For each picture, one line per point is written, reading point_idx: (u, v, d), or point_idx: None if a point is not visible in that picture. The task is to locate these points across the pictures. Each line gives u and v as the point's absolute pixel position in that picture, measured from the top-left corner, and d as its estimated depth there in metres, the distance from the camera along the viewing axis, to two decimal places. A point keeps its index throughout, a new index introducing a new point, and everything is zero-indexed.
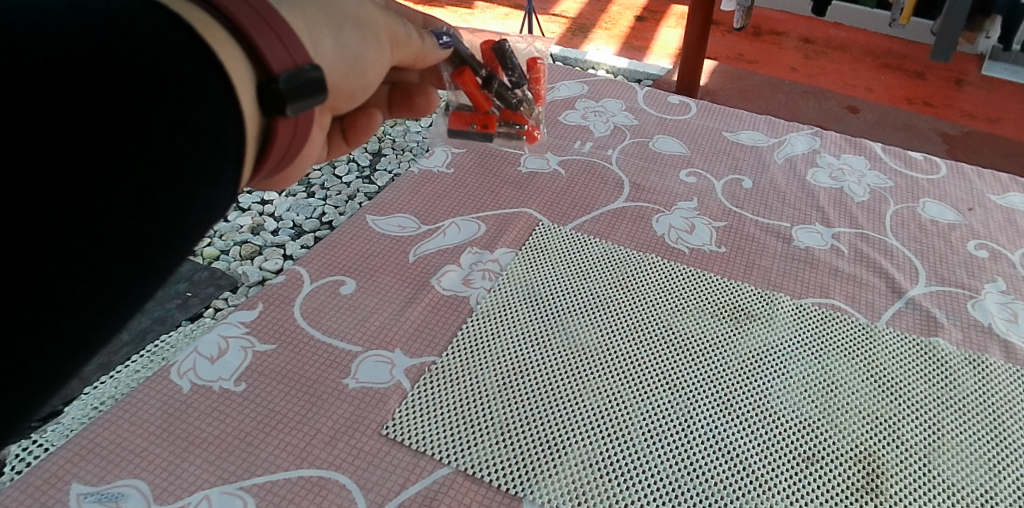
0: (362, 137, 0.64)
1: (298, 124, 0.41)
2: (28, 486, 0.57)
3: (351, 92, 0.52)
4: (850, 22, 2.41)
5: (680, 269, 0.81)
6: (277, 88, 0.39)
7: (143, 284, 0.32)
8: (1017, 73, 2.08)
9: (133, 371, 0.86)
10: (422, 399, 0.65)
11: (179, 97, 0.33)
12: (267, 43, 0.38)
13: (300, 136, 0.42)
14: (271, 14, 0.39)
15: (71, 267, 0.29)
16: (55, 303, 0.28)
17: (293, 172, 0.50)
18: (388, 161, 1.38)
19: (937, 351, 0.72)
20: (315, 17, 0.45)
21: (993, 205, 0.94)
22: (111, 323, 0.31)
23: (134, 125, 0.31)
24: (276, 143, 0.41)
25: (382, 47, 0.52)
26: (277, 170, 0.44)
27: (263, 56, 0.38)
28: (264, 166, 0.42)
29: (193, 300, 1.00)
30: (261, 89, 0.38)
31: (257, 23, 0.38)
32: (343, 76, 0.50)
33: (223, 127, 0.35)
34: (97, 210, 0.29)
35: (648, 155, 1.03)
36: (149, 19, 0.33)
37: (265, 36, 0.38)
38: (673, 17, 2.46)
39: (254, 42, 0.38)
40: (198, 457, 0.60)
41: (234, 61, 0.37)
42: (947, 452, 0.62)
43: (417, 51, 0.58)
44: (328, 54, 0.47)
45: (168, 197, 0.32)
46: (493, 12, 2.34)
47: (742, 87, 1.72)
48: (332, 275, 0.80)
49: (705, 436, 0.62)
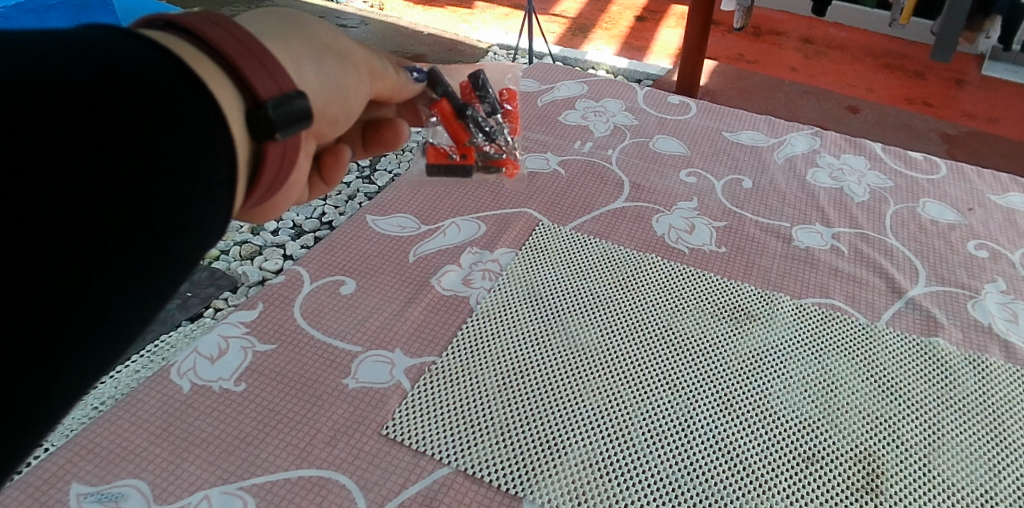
0: (338, 173, 0.56)
1: (287, 148, 0.41)
2: (28, 486, 0.57)
3: (335, 118, 0.50)
4: (850, 23, 2.41)
5: (680, 269, 0.81)
6: (266, 114, 0.38)
7: (140, 308, 0.32)
8: (1017, 73, 2.08)
9: (133, 371, 0.86)
10: (421, 398, 0.65)
11: (172, 125, 0.33)
12: (253, 73, 0.39)
13: (288, 162, 0.42)
14: (256, 47, 0.40)
15: (69, 294, 0.29)
16: (55, 329, 0.28)
17: (280, 203, 0.47)
18: (388, 162, 1.38)
19: (937, 351, 0.72)
20: (296, 45, 0.45)
21: (993, 205, 0.94)
22: (109, 345, 0.31)
23: (128, 153, 0.31)
24: (267, 169, 0.40)
25: (366, 76, 0.51)
26: (266, 197, 0.43)
27: (250, 84, 0.38)
28: (254, 193, 0.41)
29: (193, 300, 1.00)
30: (250, 114, 0.38)
31: (242, 53, 0.39)
32: (326, 103, 0.48)
33: (215, 152, 0.35)
34: (93, 236, 0.30)
35: (648, 156, 1.03)
36: (139, 49, 0.34)
37: (252, 67, 0.39)
38: (672, 17, 2.46)
39: (241, 73, 0.38)
40: (198, 457, 0.60)
41: (222, 88, 0.37)
42: (947, 452, 0.62)
43: (394, 85, 0.57)
44: (310, 83, 0.46)
45: (163, 222, 0.32)
46: (493, 12, 2.35)
47: (742, 86, 1.72)
48: (332, 275, 0.80)
49: (705, 436, 0.62)
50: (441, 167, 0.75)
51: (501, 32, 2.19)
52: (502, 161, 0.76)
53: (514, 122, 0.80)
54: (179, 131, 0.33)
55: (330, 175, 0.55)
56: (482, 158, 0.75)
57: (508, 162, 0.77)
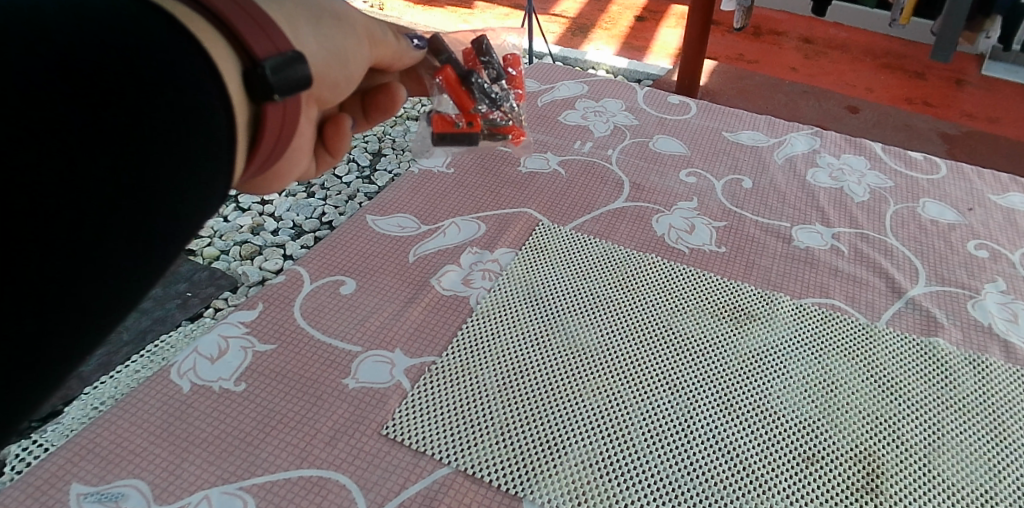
0: (343, 143, 0.54)
1: (287, 109, 0.40)
2: (28, 486, 0.57)
3: (335, 82, 0.49)
4: (850, 22, 2.41)
5: (680, 269, 0.81)
6: (263, 74, 0.37)
7: (145, 274, 0.32)
8: (1017, 73, 2.08)
9: (133, 371, 0.86)
10: (421, 399, 0.65)
11: (169, 86, 0.32)
12: (249, 31, 0.37)
13: (290, 126, 0.41)
14: (254, 8, 0.38)
15: (64, 259, 0.28)
16: (56, 289, 0.28)
17: (283, 170, 0.46)
18: (389, 161, 1.38)
19: (938, 351, 0.72)
20: (293, 10, 0.44)
21: (993, 205, 0.94)
22: (115, 315, 0.31)
23: (129, 109, 0.31)
24: (267, 132, 0.39)
25: (365, 40, 0.51)
26: (267, 164, 0.41)
27: (245, 41, 0.37)
28: (255, 160, 0.40)
29: (193, 300, 1.00)
30: (247, 75, 0.37)
31: (241, 16, 0.37)
32: (325, 67, 0.47)
33: (214, 117, 0.34)
34: (92, 198, 0.29)
35: (648, 155, 1.03)
36: (138, 10, 0.33)
37: (246, 24, 0.37)
38: (672, 17, 2.46)
39: (236, 31, 0.37)
40: (198, 457, 0.60)
41: (216, 47, 0.36)
42: (947, 452, 0.62)
43: (395, 51, 0.57)
44: (309, 47, 0.45)
45: (164, 187, 0.32)
46: (493, 12, 2.35)
47: (742, 87, 1.72)
48: (332, 275, 0.80)
49: (705, 436, 0.62)
50: (448, 136, 0.77)
51: None
52: (507, 129, 0.77)
53: (519, 87, 0.82)
54: (175, 86, 0.33)
55: (335, 145, 0.54)
56: (487, 125, 0.76)
57: (514, 129, 0.79)
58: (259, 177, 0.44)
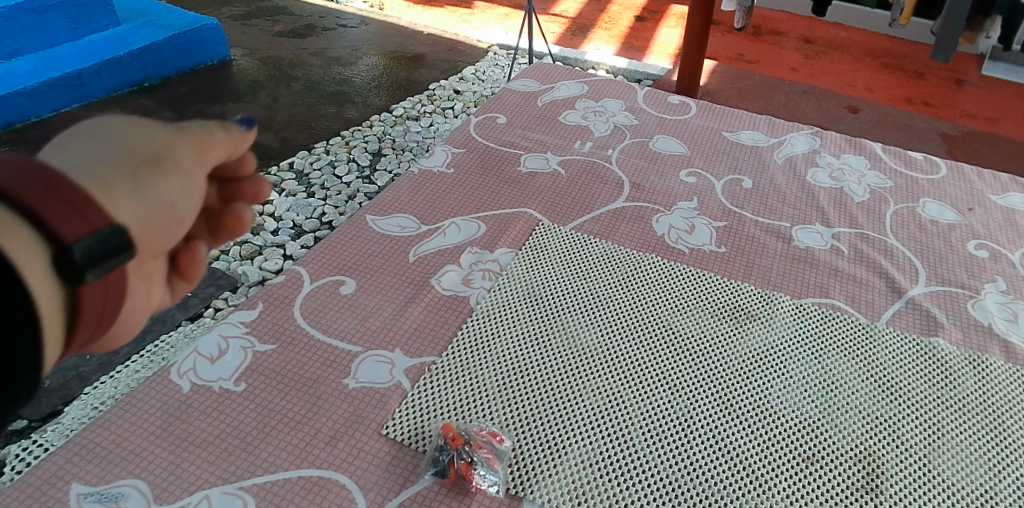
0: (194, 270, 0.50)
1: (99, 290, 0.38)
2: (28, 486, 0.57)
3: (165, 227, 0.44)
4: (851, 22, 2.41)
5: (680, 269, 0.81)
6: (71, 257, 0.36)
7: None
8: (1017, 73, 2.08)
9: (133, 371, 0.87)
10: (421, 399, 0.65)
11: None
12: (51, 209, 0.36)
13: (115, 298, 0.40)
14: (60, 182, 0.37)
15: None
16: None
17: (118, 332, 0.43)
18: (389, 162, 1.38)
19: (937, 351, 0.72)
20: (107, 176, 0.42)
21: (993, 205, 0.94)
22: None
23: None
24: (80, 317, 0.38)
25: (162, 143, 0.45)
26: (93, 334, 0.40)
27: (49, 224, 0.35)
28: (71, 345, 0.39)
29: (193, 300, 1.00)
30: (54, 261, 0.35)
31: (37, 189, 0.36)
32: (142, 234, 0.43)
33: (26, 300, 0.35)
34: None
35: (648, 155, 1.03)
36: None
37: (47, 202, 0.36)
38: (672, 17, 2.46)
39: (38, 214, 0.35)
40: (198, 457, 0.60)
41: (13, 245, 0.35)
42: (947, 452, 0.62)
43: (225, 147, 0.48)
44: (120, 208, 0.42)
45: None
46: (493, 12, 2.34)
47: (741, 87, 1.73)
48: (332, 275, 0.80)
49: (705, 436, 0.62)
50: None
51: (500, 33, 2.18)
52: None
53: None
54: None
55: (189, 271, 0.49)
56: None
57: None
58: (85, 346, 0.41)
